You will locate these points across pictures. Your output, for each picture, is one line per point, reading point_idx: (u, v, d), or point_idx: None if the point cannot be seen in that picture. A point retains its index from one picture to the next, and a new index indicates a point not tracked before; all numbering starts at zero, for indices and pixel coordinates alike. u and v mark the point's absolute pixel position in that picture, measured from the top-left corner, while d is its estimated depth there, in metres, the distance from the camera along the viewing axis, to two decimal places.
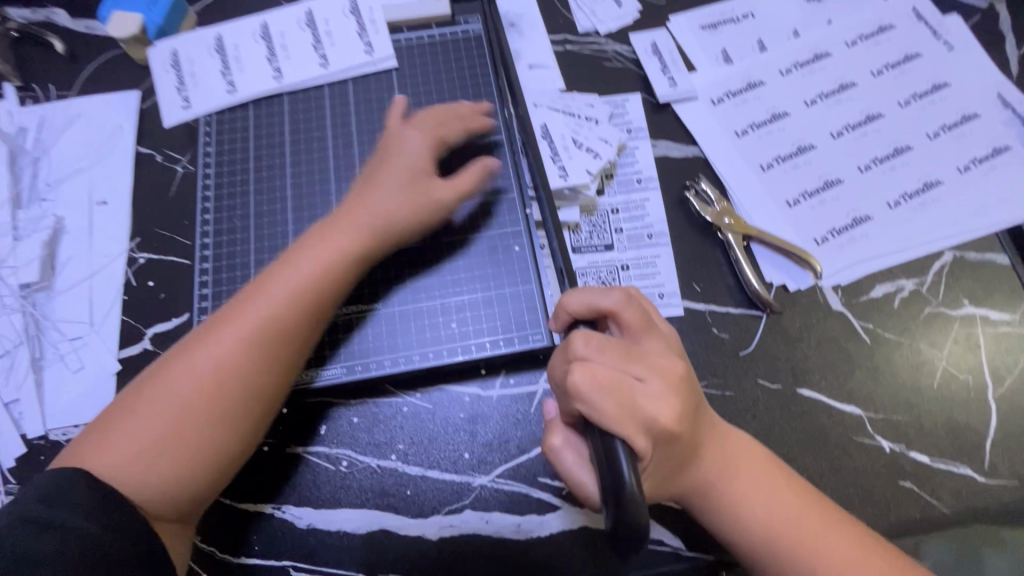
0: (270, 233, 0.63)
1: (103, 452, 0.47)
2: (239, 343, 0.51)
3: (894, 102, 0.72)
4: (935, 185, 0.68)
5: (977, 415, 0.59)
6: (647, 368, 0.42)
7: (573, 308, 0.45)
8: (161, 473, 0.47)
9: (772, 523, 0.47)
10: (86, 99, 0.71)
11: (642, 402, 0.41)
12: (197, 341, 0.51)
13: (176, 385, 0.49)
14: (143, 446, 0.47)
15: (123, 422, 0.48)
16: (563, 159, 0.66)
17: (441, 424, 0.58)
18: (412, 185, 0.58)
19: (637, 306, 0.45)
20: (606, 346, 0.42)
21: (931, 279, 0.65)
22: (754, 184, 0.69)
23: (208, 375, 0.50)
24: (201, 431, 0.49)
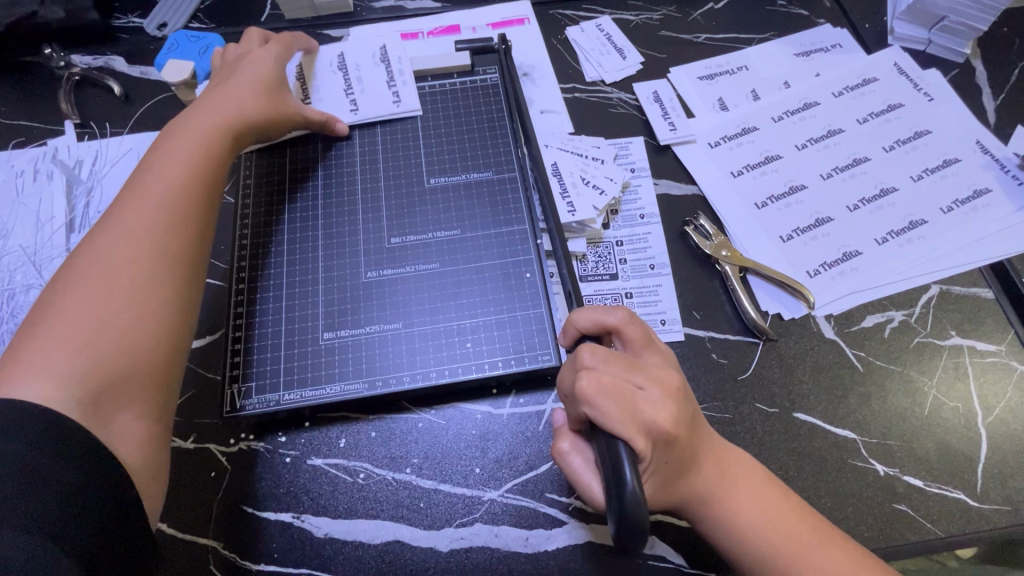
0: (301, 258, 0.68)
1: (29, 365, 0.47)
2: (131, 250, 0.55)
3: (879, 147, 0.78)
4: (920, 223, 0.73)
5: (968, 441, 0.62)
6: (648, 377, 0.46)
7: (581, 324, 0.50)
8: (113, 369, 0.50)
9: (769, 538, 0.49)
10: (137, 135, 0.79)
11: (643, 408, 0.44)
12: (112, 255, 0.54)
13: (110, 292, 0.52)
14: (86, 351, 0.49)
15: (50, 337, 0.49)
16: (571, 195, 0.72)
17: (453, 440, 0.62)
18: (268, 92, 0.69)
19: (639, 323, 0.50)
20: (610, 356, 0.46)
21: (919, 311, 0.68)
22: (750, 220, 0.74)
23: (145, 274, 0.54)
24: (133, 340, 0.51)
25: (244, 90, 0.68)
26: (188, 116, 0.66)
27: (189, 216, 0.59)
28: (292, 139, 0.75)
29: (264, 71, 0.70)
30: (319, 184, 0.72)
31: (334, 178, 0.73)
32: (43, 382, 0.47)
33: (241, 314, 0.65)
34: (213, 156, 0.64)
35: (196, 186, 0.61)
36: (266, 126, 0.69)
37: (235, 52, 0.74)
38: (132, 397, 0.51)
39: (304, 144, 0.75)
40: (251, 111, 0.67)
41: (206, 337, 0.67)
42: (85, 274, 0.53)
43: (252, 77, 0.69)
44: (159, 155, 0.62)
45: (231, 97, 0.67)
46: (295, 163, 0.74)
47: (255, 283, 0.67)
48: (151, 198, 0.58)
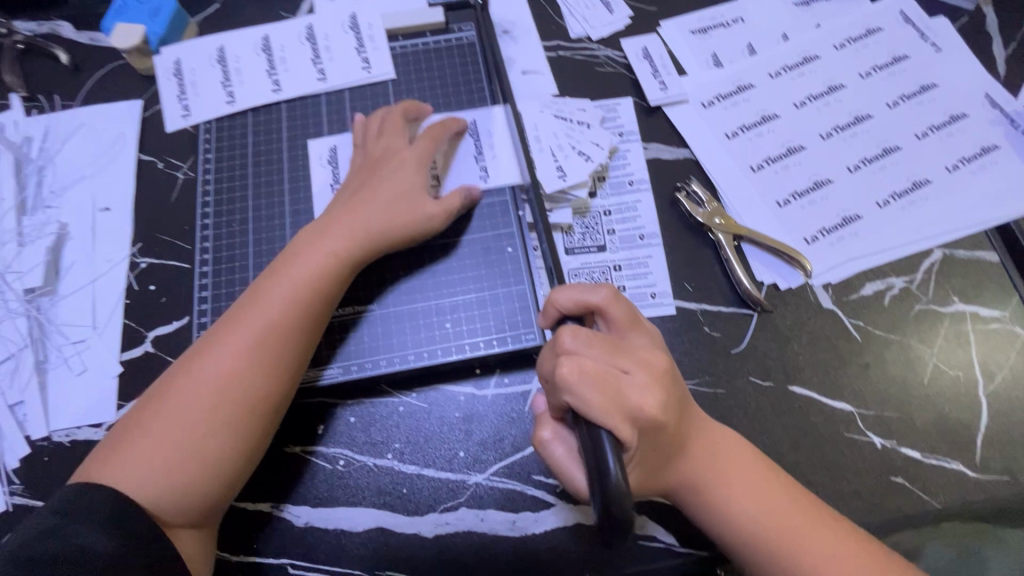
0: (268, 237, 0.65)
1: (130, 468, 0.49)
2: (228, 363, 0.52)
3: (882, 103, 0.73)
4: (923, 184, 0.69)
5: (968, 410, 0.60)
6: (634, 362, 0.44)
7: (562, 304, 0.46)
8: (202, 480, 0.50)
9: (760, 521, 0.47)
10: (89, 108, 0.73)
11: (628, 394, 0.42)
12: (213, 358, 0.52)
13: (202, 402, 0.50)
14: (179, 463, 0.49)
15: (150, 438, 0.50)
16: (548, 158, 0.68)
17: (436, 423, 0.59)
18: (401, 207, 0.59)
19: (624, 302, 0.47)
20: (593, 339, 0.43)
21: (920, 277, 0.65)
22: (745, 185, 0.70)
23: (237, 384, 0.51)
24: (215, 448, 0.50)
25: (398, 191, 0.59)
26: (375, 185, 0.60)
27: (283, 304, 0.54)
28: (255, 110, 0.70)
29: (410, 186, 0.60)
30: (286, 158, 0.68)
31: (301, 151, 0.68)
32: (143, 489, 0.48)
33: (207, 298, 0.63)
34: (379, 220, 0.58)
35: (301, 272, 0.55)
36: (403, 242, 0.59)
37: (382, 148, 0.63)
38: (215, 500, 0.51)
39: (268, 114, 0.70)
40: (390, 220, 0.58)
41: (172, 323, 0.63)
42: (189, 377, 0.51)
43: (404, 188, 0.60)
44: (331, 219, 0.58)
45: (384, 191, 0.59)
46: (259, 136, 0.69)
47: (222, 265, 0.64)
48: (278, 282, 0.55)
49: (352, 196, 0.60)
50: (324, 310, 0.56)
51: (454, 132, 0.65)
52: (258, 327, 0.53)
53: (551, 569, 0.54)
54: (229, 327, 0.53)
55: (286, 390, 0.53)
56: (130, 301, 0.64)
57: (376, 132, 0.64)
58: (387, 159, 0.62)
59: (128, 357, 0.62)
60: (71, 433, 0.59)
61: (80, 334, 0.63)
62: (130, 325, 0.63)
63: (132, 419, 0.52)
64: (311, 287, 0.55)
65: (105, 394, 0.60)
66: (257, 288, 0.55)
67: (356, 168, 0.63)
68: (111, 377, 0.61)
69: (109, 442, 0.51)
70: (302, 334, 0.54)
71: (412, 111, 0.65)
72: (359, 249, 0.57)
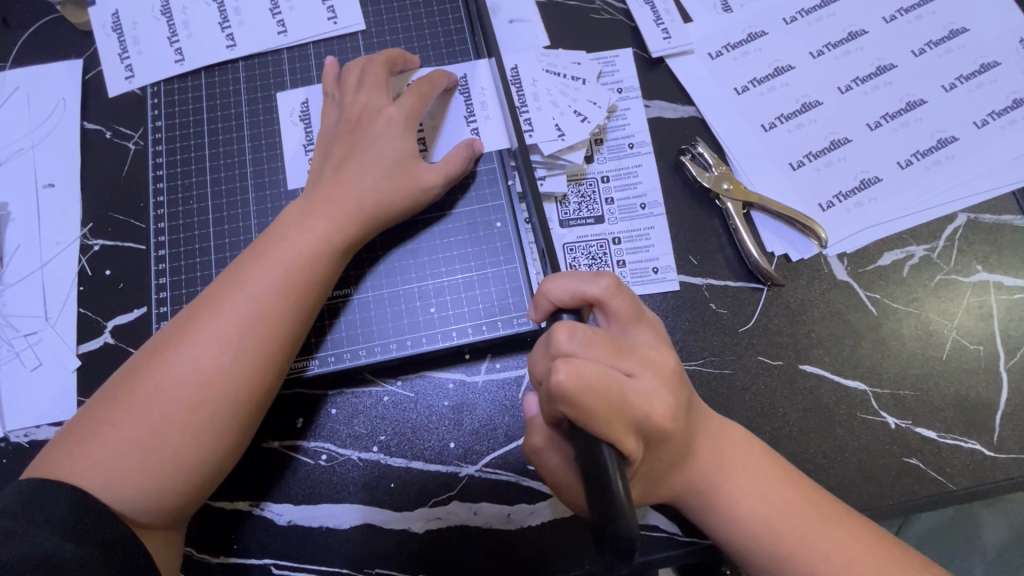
0: (230, 215, 0.59)
1: (95, 456, 0.43)
2: (208, 343, 0.46)
3: (907, 51, 0.66)
4: (949, 142, 0.63)
5: (988, 386, 0.57)
6: (638, 363, 0.40)
7: (556, 295, 0.42)
8: (175, 475, 0.44)
9: (767, 524, 0.44)
10: (21, 69, 0.65)
11: (632, 401, 0.37)
12: (190, 335, 0.46)
13: (178, 385, 0.45)
14: (150, 454, 0.44)
15: (118, 424, 0.44)
16: (531, 111, 0.61)
17: (424, 414, 0.55)
18: (393, 176, 0.53)
19: (626, 293, 0.42)
20: (592, 338, 0.39)
21: (943, 245, 0.60)
22: (756, 147, 0.64)
23: (218, 368, 0.45)
24: (190, 439, 0.45)
25: (389, 159, 0.53)
26: (364, 152, 0.53)
27: (274, 280, 0.48)
28: (209, 70, 0.62)
29: (400, 151, 0.54)
30: (246, 124, 0.61)
31: (262, 115, 0.61)
32: (107, 481, 0.43)
33: (166, 285, 0.57)
34: (378, 188, 0.52)
35: (292, 244, 0.50)
36: (396, 216, 0.54)
37: (362, 104, 0.55)
38: (189, 498, 0.46)
39: (224, 74, 0.62)
40: (384, 191, 0.53)
41: (133, 311, 0.58)
42: (165, 355, 0.46)
43: (397, 154, 0.54)
44: (325, 185, 0.52)
45: (374, 158, 0.53)
46: (215, 100, 0.62)
47: (180, 249, 0.58)
48: (263, 265, 0.49)
49: (343, 159, 0.54)
50: (319, 288, 0.50)
51: (443, 87, 0.59)
52: (242, 315, 0.47)
53: (548, 563, 0.52)
54: (209, 313, 0.47)
55: (276, 381, 0.48)
56: (83, 288, 0.59)
57: (355, 85, 0.57)
58: (373, 118, 0.55)
59: (86, 350, 0.57)
60: (29, 433, 0.55)
61: (31, 325, 0.58)
62: (86, 314, 0.58)
63: (97, 401, 0.46)
64: (303, 268, 0.49)
65: (64, 390, 0.56)
66: (236, 270, 0.49)
67: (333, 128, 0.56)
68: (69, 372, 0.56)
69: (71, 427, 0.45)
70: (294, 313, 0.49)
71: (396, 61, 0.58)
72: (350, 227, 0.51)
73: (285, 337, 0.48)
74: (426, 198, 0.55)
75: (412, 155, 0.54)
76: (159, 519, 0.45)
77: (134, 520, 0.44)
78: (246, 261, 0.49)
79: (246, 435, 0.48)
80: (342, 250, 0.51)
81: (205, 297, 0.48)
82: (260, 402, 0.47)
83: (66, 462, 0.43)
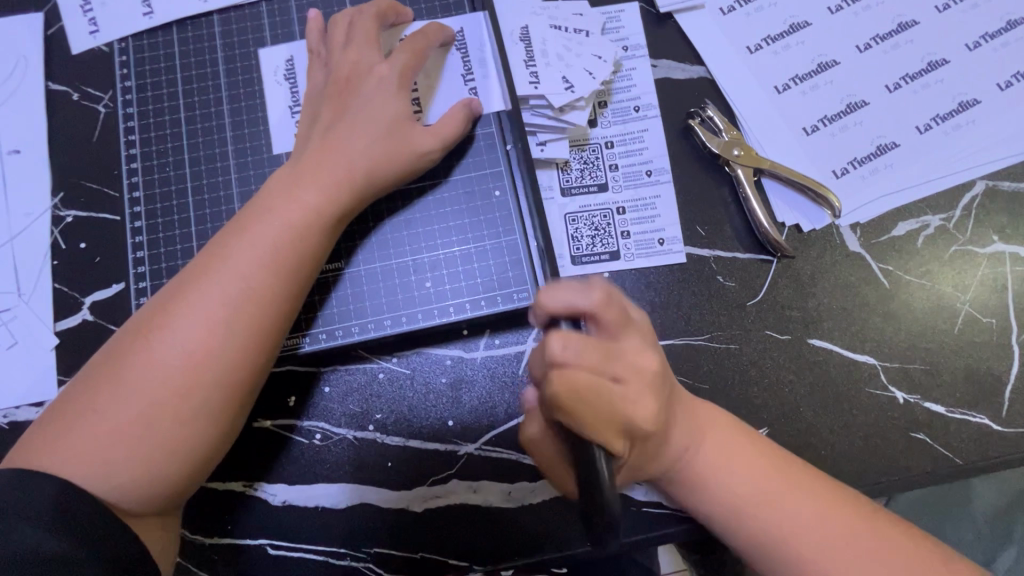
0: (210, 183, 0.55)
1: (80, 442, 0.41)
2: (194, 324, 0.43)
3: (931, 6, 0.62)
4: (971, 105, 0.59)
5: (998, 361, 0.55)
6: (626, 371, 0.38)
7: (547, 304, 0.38)
8: (165, 461, 0.42)
9: (750, 491, 0.44)
10: None
11: (620, 409, 0.36)
12: (174, 315, 0.44)
13: (164, 368, 0.42)
14: (138, 440, 0.42)
15: (103, 408, 0.42)
16: (538, 66, 0.57)
17: (421, 392, 0.53)
18: (386, 140, 0.50)
19: (616, 302, 0.39)
20: (586, 346, 0.36)
21: (959, 215, 0.58)
22: (768, 110, 0.60)
23: (206, 350, 0.43)
24: (179, 425, 0.42)
25: (380, 121, 0.50)
26: (354, 114, 0.50)
27: (261, 255, 0.45)
28: (181, 24, 0.58)
29: (393, 113, 0.50)
30: (223, 84, 0.57)
31: (241, 75, 0.57)
32: (92, 469, 0.41)
33: (145, 260, 0.54)
34: (370, 156, 0.49)
35: (280, 217, 0.46)
36: (391, 184, 0.51)
37: (352, 62, 0.51)
38: (182, 484, 0.44)
39: (197, 29, 0.58)
40: (376, 157, 0.49)
41: (112, 286, 0.55)
42: (149, 335, 0.43)
43: (388, 117, 0.50)
44: (313, 154, 0.49)
45: (365, 121, 0.49)
46: (189, 58, 0.57)
47: (159, 220, 0.54)
48: (251, 238, 0.46)
49: (330, 124, 0.50)
50: (310, 264, 0.47)
51: (440, 43, 0.55)
52: (231, 291, 0.44)
53: (549, 541, 0.51)
54: (197, 289, 0.44)
55: (269, 360, 0.46)
56: (57, 262, 0.55)
57: (343, 41, 0.53)
58: (361, 79, 0.51)
59: (64, 327, 0.54)
60: (8, 414, 0.52)
61: (4, 302, 0.55)
62: (62, 290, 0.55)
63: (80, 384, 0.43)
64: (292, 242, 0.46)
65: (43, 369, 0.53)
66: (222, 244, 0.46)
67: (319, 89, 0.52)
68: (47, 351, 0.54)
69: (55, 411, 0.43)
70: (285, 290, 0.46)
71: (389, 15, 0.54)
72: (343, 196, 0.48)
73: (277, 313, 0.45)
74: (421, 166, 0.51)
75: (404, 118, 0.51)
76: (156, 504, 0.43)
77: (124, 508, 0.42)
78: (231, 236, 0.46)
79: (239, 418, 0.46)
80: (333, 223, 0.48)
81: (190, 273, 0.46)
82: (254, 381, 0.45)
83: (50, 449, 0.41)
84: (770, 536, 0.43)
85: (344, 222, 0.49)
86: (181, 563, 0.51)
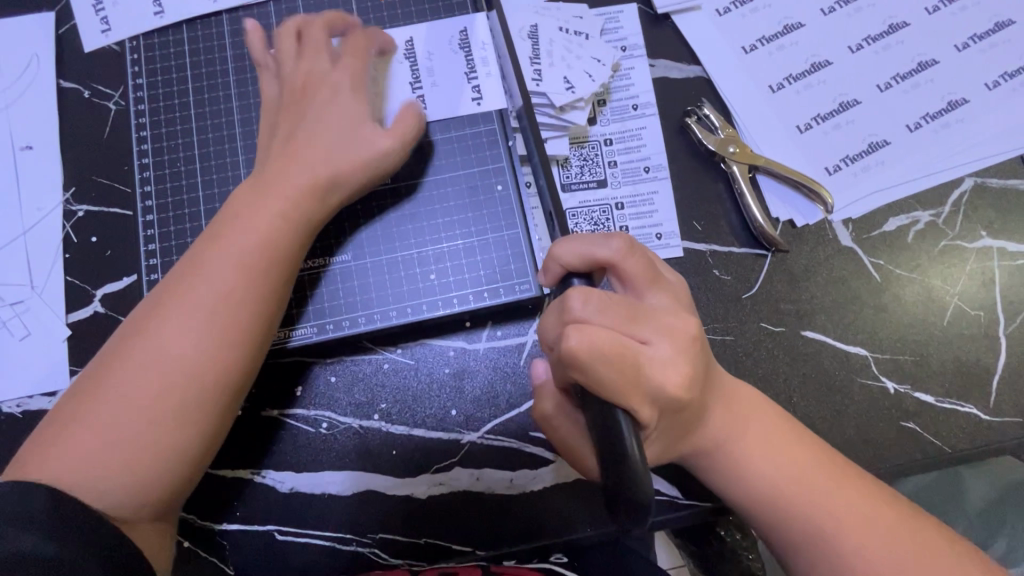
0: (219, 178, 0.56)
1: (67, 457, 0.42)
2: (179, 330, 0.44)
3: (921, 8, 0.64)
4: (959, 104, 0.61)
5: (986, 352, 0.57)
6: (654, 330, 0.38)
7: (567, 259, 0.40)
8: (158, 463, 0.43)
9: (762, 474, 0.45)
10: None
11: (649, 370, 0.37)
12: (157, 324, 0.45)
13: (151, 374, 0.44)
14: (128, 446, 0.43)
15: (91, 422, 0.43)
16: (543, 67, 0.59)
17: (425, 381, 0.55)
18: (349, 144, 0.51)
19: (639, 252, 0.40)
20: (607, 304, 0.37)
21: (948, 211, 0.60)
22: (763, 108, 0.62)
23: (191, 353, 0.44)
24: (170, 428, 0.44)
25: (339, 125, 0.51)
26: (312, 122, 0.51)
27: (242, 261, 0.47)
28: (190, 23, 0.59)
29: (350, 117, 0.51)
30: (231, 82, 0.58)
31: (249, 73, 0.58)
32: (85, 480, 0.41)
33: (156, 253, 0.55)
34: (344, 162, 0.50)
35: (260, 223, 0.48)
36: (361, 184, 0.52)
37: (306, 70, 0.52)
38: (177, 485, 0.45)
39: (206, 28, 0.59)
40: (346, 160, 0.50)
41: (123, 279, 0.56)
42: (133, 347, 0.44)
43: (350, 121, 0.51)
44: (282, 163, 0.50)
45: (325, 127, 0.51)
46: (199, 56, 0.59)
47: (169, 214, 0.56)
48: (223, 247, 0.47)
49: (287, 131, 0.51)
50: (289, 267, 0.49)
51: (379, 49, 0.56)
52: (206, 298, 0.45)
53: (551, 526, 0.53)
54: (170, 302, 0.45)
55: (254, 358, 0.47)
56: (69, 255, 0.56)
57: (293, 52, 0.53)
58: (312, 86, 0.52)
59: (76, 319, 0.55)
60: (21, 403, 0.54)
61: (17, 294, 0.56)
62: (74, 282, 0.56)
63: (62, 405, 0.44)
64: (271, 246, 0.48)
65: (56, 360, 0.55)
66: (192, 257, 0.47)
67: (277, 97, 0.53)
68: (59, 342, 0.55)
69: (35, 437, 0.43)
70: (267, 292, 0.47)
71: (335, 24, 0.55)
72: (308, 199, 0.49)
73: (254, 313, 0.47)
74: (392, 167, 0.53)
75: (364, 119, 0.52)
76: (156, 507, 0.44)
77: (122, 517, 0.42)
78: (207, 246, 0.47)
79: (229, 418, 0.47)
80: (308, 227, 0.50)
81: (163, 289, 0.46)
82: (236, 379, 0.46)
83: (33, 471, 0.41)
84: (778, 516, 0.44)
85: (316, 225, 0.51)
86: (191, 549, 0.52)
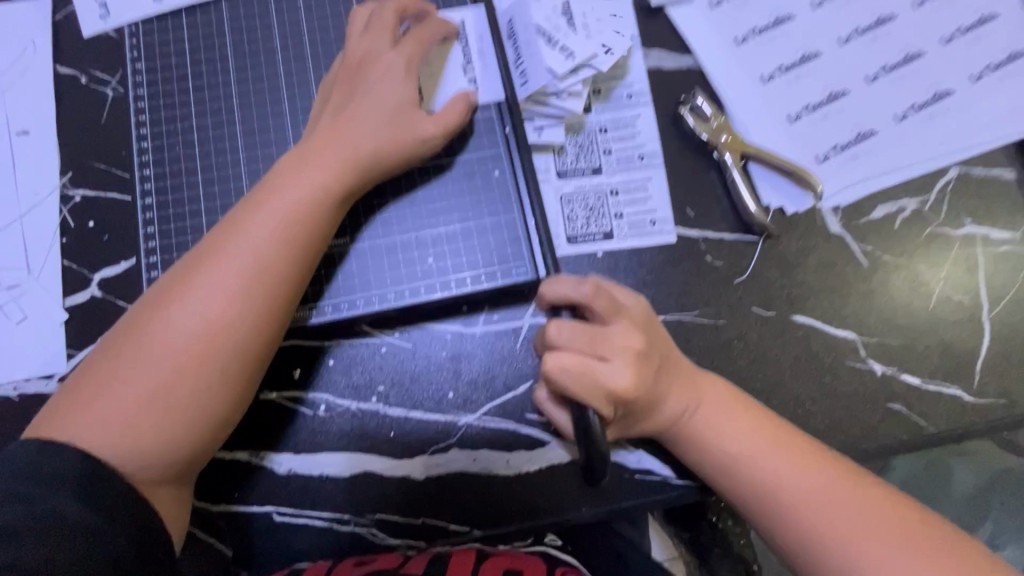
0: (218, 162, 0.57)
1: (100, 411, 0.43)
2: (211, 296, 0.45)
3: (908, 2, 0.65)
4: (945, 96, 0.63)
5: (971, 334, 0.58)
6: (616, 350, 0.44)
7: (546, 295, 0.46)
8: (182, 428, 0.44)
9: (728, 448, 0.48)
10: None
11: (608, 384, 0.43)
12: (189, 289, 0.45)
13: (182, 340, 0.44)
14: (156, 407, 0.43)
15: (122, 379, 0.43)
16: (524, 61, 0.59)
17: (422, 364, 0.55)
18: (392, 125, 0.51)
19: (605, 291, 0.45)
20: (574, 331, 0.44)
21: (933, 198, 0.61)
22: (754, 97, 0.63)
23: (221, 321, 0.45)
24: (195, 395, 0.44)
25: (387, 107, 0.51)
26: (363, 99, 0.51)
27: (272, 232, 0.47)
28: (189, 8, 0.59)
29: (400, 99, 0.52)
30: (231, 67, 0.58)
31: (249, 60, 0.59)
32: (111, 438, 0.42)
33: (154, 236, 0.55)
34: (378, 141, 0.51)
35: (290, 194, 0.48)
36: (393, 166, 0.52)
37: (364, 50, 0.53)
38: (196, 453, 0.45)
39: (205, 14, 0.59)
40: (383, 141, 0.51)
41: (120, 263, 0.56)
42: (168, 308, 0.45)
43: (397, 102, 0.52)
44: (319, 137, 0.51)
45: (372, 108, 0.51)
46: (197, 42, 0.59)
47: (167, 198, 0.56)
48: (262, 216, 0.47)
49: (336, 111, 0.52)
50: (321, 242, 0.49)
51: (444, 36, 0.57)
52: (241, 266, 0.46)
53: (545, 507, 0.53)
54: (210, 265, 0.46)
55: (277, 334, 0.47)
56: (66, 240, 0.57)
57: (360, 30, 0.54)
58: (366, 67, 0.53)
59: (74, 303, 0.56)
60: (19, 387, 0.54)
61: (15, 278, 0.56)
62: (70, 267, 0.56)
63: (99, 356, 0.45)
64: (303, 220, 0.48)
65: (53, 343, 0.55)
66: (232, 221, 0.48)
67: (333, 75, 0.54)
68: (57, 325, 0.55)
69: (73, 384, 0.45)
70: (296, 266, 0.48)
71: (409, 9, 0.55)
72: (347, 177, 0.50)
73: (284, 288, 0.47)
74: (427, 149, 0.53)
75: (411, 103, 0.52)
76: (172, 471, 0.45)
77: (142, 480, 0.43)
78: (243, 214, 0.48)
79: (251, 390, 0.48)
80: (344, 202, 0.50)
81: (202, 249, 0.47)
82: (263, 353, 0.47)
83: (65, 423, 0.43)
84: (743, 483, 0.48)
85: (350, 201, 0.51)
86: (189, 531, 0.53)
